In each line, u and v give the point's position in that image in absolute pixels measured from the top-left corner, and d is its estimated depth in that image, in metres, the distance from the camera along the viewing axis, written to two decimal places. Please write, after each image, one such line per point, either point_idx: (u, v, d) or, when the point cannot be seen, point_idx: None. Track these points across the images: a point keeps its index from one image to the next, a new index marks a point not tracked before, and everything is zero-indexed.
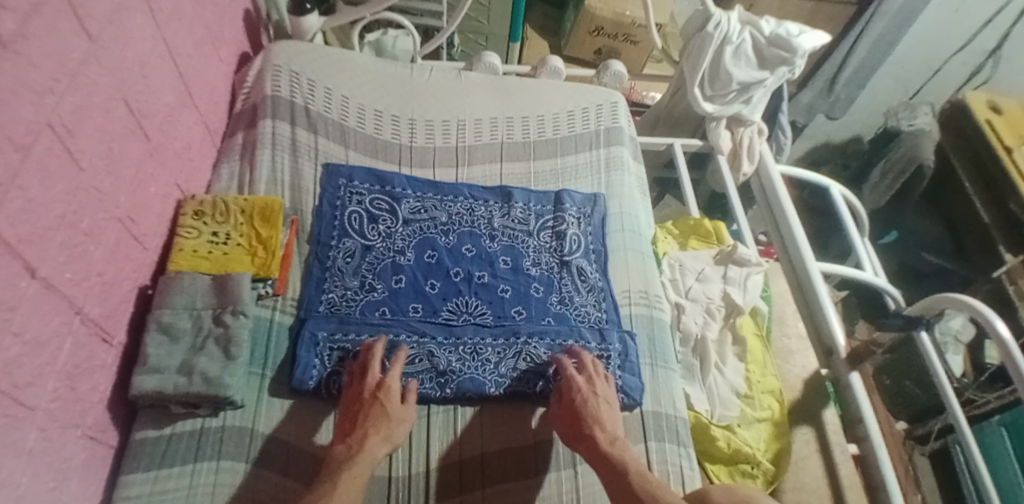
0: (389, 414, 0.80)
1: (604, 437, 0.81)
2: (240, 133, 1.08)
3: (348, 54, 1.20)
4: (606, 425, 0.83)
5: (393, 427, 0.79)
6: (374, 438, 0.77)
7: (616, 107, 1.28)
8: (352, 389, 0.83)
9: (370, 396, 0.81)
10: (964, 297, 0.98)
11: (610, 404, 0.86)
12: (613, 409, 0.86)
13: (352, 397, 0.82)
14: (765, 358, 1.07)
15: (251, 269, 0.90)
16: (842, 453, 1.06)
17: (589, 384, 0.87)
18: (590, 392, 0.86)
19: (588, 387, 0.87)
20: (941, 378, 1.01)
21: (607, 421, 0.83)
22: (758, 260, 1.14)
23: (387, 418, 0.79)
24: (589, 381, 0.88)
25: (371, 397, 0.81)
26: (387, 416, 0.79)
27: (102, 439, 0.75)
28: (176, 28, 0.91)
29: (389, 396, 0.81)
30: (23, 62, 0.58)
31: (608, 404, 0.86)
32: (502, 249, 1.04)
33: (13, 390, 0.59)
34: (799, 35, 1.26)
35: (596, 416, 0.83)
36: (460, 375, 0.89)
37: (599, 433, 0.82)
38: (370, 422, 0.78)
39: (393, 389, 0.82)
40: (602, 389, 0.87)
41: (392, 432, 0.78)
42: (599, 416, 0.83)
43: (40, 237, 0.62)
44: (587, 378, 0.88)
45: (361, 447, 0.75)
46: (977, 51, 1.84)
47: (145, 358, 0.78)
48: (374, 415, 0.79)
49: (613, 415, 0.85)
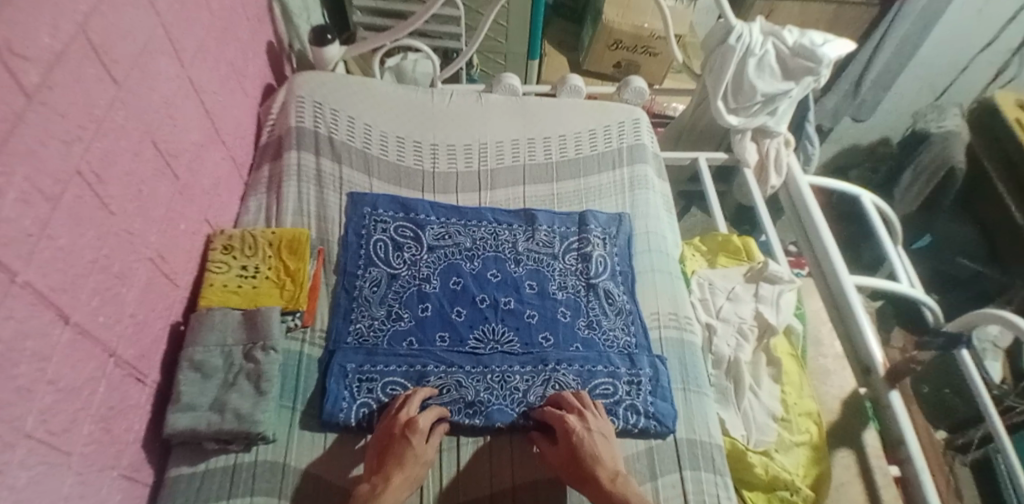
0: (414, 455, 0.79)
1: (605, 475, 0.79)
2: (266, 166, 1.10)
3: (369, 82, 1.21)
4: (606, 462, 0.81)
5: (417, 467, 0.79)
6: (397, 478, 0.76)
7: (638, 124, 1.27)
8: (384, 425, 0.83)
9: (399, 434, 0.80)
10: (1004, 313, 0.94)
11: (606, 437, 0.84)
12: (608, 441, 0.84)
13: (382, 433, 0.82)
14: (801, 380, 1.05)
15: (280, 302, 0.91)
16: (884, 476, 1.02)
17: (582, 421, 0.84)
18: (585, 429, 0.83)
19: (582, 424, 0.84)
20: (980, 393, 0.96)
21: (605, 456, 0.82)
22: (791, 277, 1.11)
23: (413, 459, 0.79)
24: (582, 417, 0.85)
25: (400, 435, 0.80)
26: (413, 457, 0.79)
27: (138, 478, 0.76)
28: (201, 65, 0.93)
29: (417, 435, 0.80)
30: (49, 112, 0.59)
31: (602, 437, 0.84)
32: (528, 274, 1.03)
33: (47, 437, 0.59)
34: (824, 43, 1.23)
35: (593, 454, 0.81)
36: (488, 405, 0.88)
37: (600, 471, 0.80)
38: (395, 462, 0.78)
39: (422, 428, 0.81)
40: (595, 423, 0.85)
41: (415, 471, 0.79)
42: (597, 454, 0.81)
43: (73, 283, 0.63)
44: (579, 414, 0.85)
45: (384, 486, 0.76)
46: (1006, 47, 1.77)
47: (178, 397, 0.78)
48: (400, 454, 0.79)
49: (610, 448, 0.84)
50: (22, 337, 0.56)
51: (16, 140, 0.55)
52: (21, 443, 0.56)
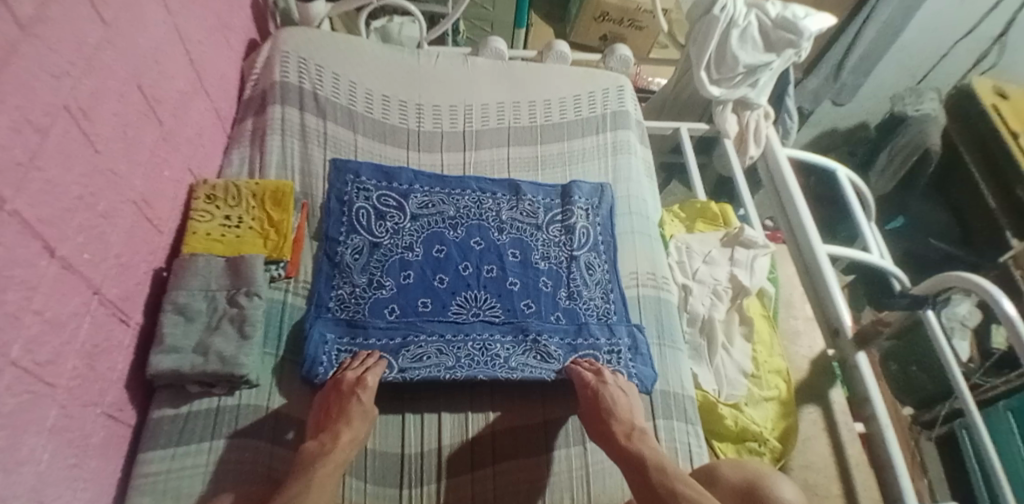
0: (361, 410, 0.79)
1: (620, 431, 0.82)
2: (250, 119, 1.09)
3: (355, 39, 1.20)
4: (622, 417, 0.84)
5: (364, 423, 0.79)
6: (346, 437, 0.76)
7: (622, 91, 1.28)
8: (331, 382, 0.83)
9: (347, 391, 0.81)
10: (972, 276, 0.96)
11: (624, 391, 0.88)
12: (627, 398, 0.87)
13: (328, 392, 0.82)
14: (771, 339, 1.09)
15: (264, 251, 0.92)
16: (849, 431, 1.07)
17: (598, 377, 0.89)
18: (601, 384, 0.87)
19: (598, 381, 0.88)
20: (948, 360, 0.98)
21: (622, 411, 0.84)
22: (765, 242, 1.15)
23: (361, 414, 0.79)
24: (598, 375, 0.89)
25: (348, 391, 0.81)
26: (360, 413, 0.79)
27: (121, 418, 0.77)
28: (186, 14, 0.91)
29: (366, 392, 0.81)
30: (41, 44, 0.59)
31: (622, 393, 0.87)
32: (511, 242, 1.04)
33: (34, 367, 0.60)
34: (806, 17, 1.25)
35: (611, 409, 0.84)
36: (469, 369, 0.88)
37: (615, 427, 0.82)
38: (343, 419, 0.78)
39: (371, 386, 0.82)
40: (613, 381, 0.88)
41: (361, 428, 0.79)
42: (613, 409, 0.84)
43: (61, 217, 0.64)
44: (596, 373, 0.90)
45: (333, 445, 0.75)
46: (988, 34, 1.81)
47: (162, 339, 0.79)
48: (348, 411, 0.79)
49: (630, 403, 0.87)
50: (11, 265, 0.56)
51: (10, 69, 0.55)
52: (7, 370, 0.56)
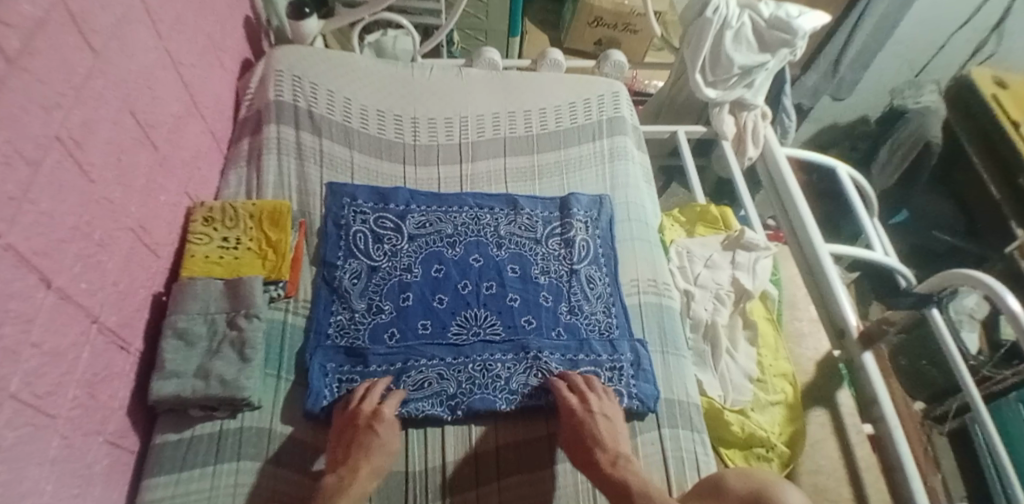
0: (380, 444, 0.79)
1: (606, 459, 0.81)
2: (246, 140, 1.10)
3: (348, 55, 1.20)
4: (607, 445, 0.83)
5: (384, 457, 0.79)
6: (364, 471, 0.76)
7: (618, 97, 1.28)
8: (347, 413, 0.83)
9: (364, 424, 0.81)
10: (978, 274, 0.94)
11: (609, 417, 0.87)
12: (613, 422, 0.86)
13: (344, 423, 0.82)
14: (776, 342, 1.08)
15: (262, 272, 0.92)
16: (858, 433, 1.06)
17: (583, 404, 0.87)
18: (587, 412, 0.85)
19: (583, 407, 0.86)
20: (955, 358, 0.95)
21: (606, 438, 0.84)
22: (767, 245, 1.14)
23: (380, 448, 0.79)
24: (583, 400, 0.87)
25: (365, 425, 0.81)
26: (378, 447, 0.79)
27: (124, 445, 0.77)
28: (177, 37, 0.92)
29: (383, 425, 0.81)
30: (29, 77, 0.59)
31: (606, 418, 0.86)
32: (510, 258, 1.04)
33: (33, 399, 0.60)
34: (799, 16, 1.25)
35: (596, 437, 0.83)
36: (470, 394, 0.88)
37: (600, 455, 0.82)
38: (361, 454, 0.78)
39: (388, 419, 0.82)
40: (598, 407, 0.87)
41: (382, 462, 0.79)
42: (598, 437, 0.83)
43: (56, 248, 0.64)
44: (581, 397, 0.88)
45: (351, 479, 0.76)
46: (985, 24, 1.77)
47: (163, 365, 0.79)
48: (365, 445, 0.79)
49: (614, 429, 0.86)
50: (7, 298, 0.56)
51: None
52: (7, 404, 0.56)
